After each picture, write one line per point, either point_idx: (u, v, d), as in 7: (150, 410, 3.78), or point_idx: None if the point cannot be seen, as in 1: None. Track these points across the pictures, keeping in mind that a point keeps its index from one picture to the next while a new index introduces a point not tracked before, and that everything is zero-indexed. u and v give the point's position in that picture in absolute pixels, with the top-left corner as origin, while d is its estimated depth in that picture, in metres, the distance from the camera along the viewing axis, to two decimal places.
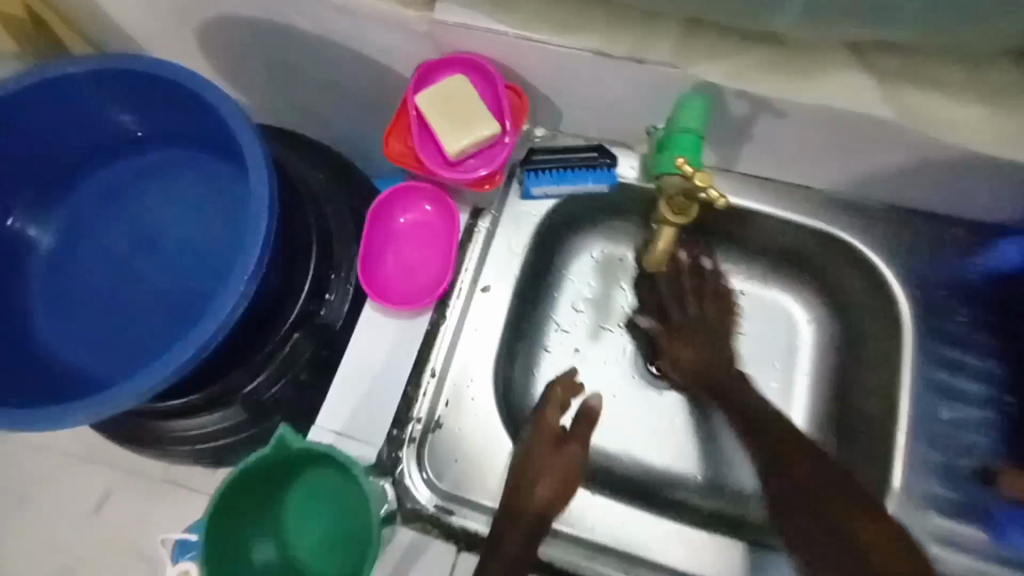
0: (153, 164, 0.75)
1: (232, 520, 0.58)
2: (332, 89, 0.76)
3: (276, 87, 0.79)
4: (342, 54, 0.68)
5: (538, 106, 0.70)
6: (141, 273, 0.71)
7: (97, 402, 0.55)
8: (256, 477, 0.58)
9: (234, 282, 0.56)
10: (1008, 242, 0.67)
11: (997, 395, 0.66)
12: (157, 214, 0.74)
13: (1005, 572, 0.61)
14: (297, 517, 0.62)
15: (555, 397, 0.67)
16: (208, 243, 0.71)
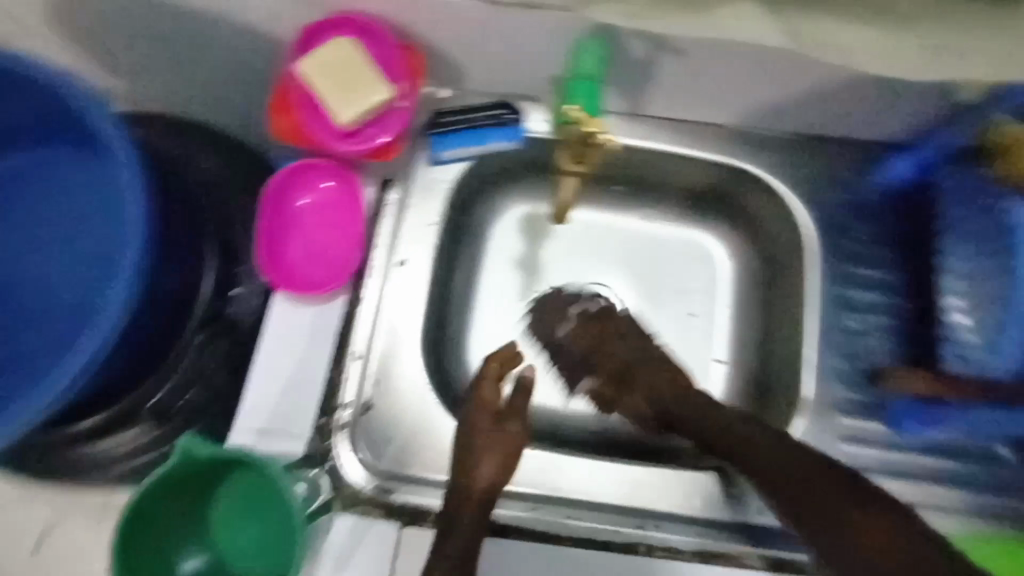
0: (18, 165, 0.67)
1: (149, 537, 0.56)
2: (207, 63, 0.68)
3: (142, 65, 0.70)
4: (206, 22, 0.60)
5: (437, 64, 0.65)
6: (16, 287, 0.64)
7: None
8: (168, 491, 0.56)
9: (115, 289, 0.51)
10: (899, 158, 0.68)
11: (899, 304, 0.71)
12: (26, 222, 0.66)
13: (905, 455, 0.67)
14: (225, 527, 0.59)
15: (490, 371, 0.65)
16: (91, 249, 0.65)
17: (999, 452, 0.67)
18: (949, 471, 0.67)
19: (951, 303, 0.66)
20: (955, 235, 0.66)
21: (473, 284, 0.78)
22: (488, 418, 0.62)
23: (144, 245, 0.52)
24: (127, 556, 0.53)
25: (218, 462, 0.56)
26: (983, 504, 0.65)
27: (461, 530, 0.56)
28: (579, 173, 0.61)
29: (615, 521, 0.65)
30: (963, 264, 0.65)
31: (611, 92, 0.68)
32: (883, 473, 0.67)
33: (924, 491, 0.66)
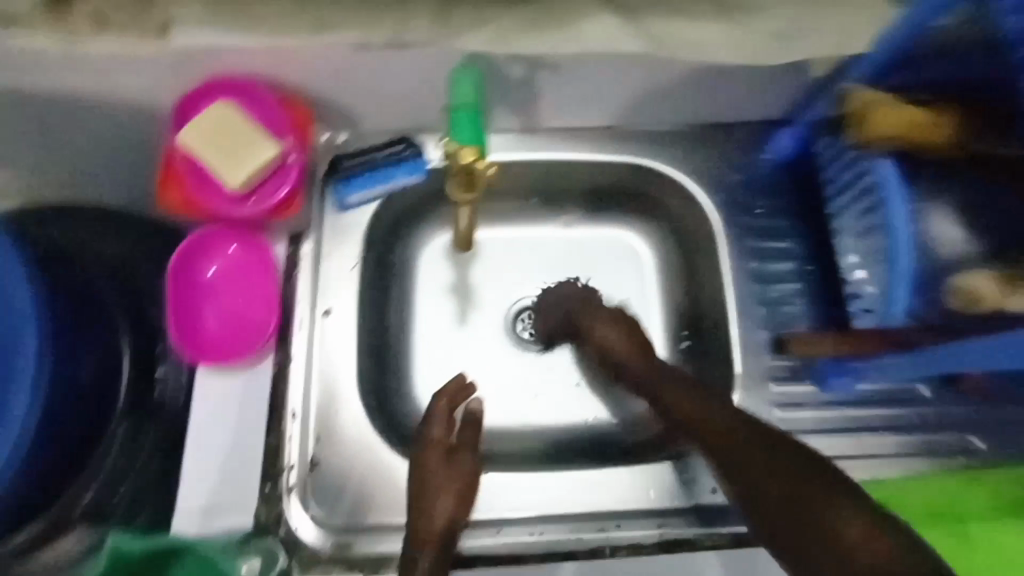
0: None
1: None
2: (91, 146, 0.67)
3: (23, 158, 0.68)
4: (80, 102, 0.59)
5: (327, 112, 0.66)
6: None
7: None
8: None
9: (17, 397, 0.50)
10: (782, 132, 0.73)
11: (806, 268, 0.75)
12: None
13: (838, 413, 0.71)
14: None
15: (438, 409, 0.66)
16: None
17: (919, 392, 0.72)
18: (876, 418, 0.71)
19: (850, 262, 0.68)
20: (838, 193, 0.68)
21: (406, 319, 0.78)
22: (440, 456, 0.63)
23: (42, 347, 0.51)
24: None
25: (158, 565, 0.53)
26: (909, 442, 0.71)
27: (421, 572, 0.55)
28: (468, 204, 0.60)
29: (578, 529, 0.69)
30: (851, 224, 0.67)
31: (502, 111, 0.71)
32: (821, 433, 0.71)
33: (858, 442, 0.71)
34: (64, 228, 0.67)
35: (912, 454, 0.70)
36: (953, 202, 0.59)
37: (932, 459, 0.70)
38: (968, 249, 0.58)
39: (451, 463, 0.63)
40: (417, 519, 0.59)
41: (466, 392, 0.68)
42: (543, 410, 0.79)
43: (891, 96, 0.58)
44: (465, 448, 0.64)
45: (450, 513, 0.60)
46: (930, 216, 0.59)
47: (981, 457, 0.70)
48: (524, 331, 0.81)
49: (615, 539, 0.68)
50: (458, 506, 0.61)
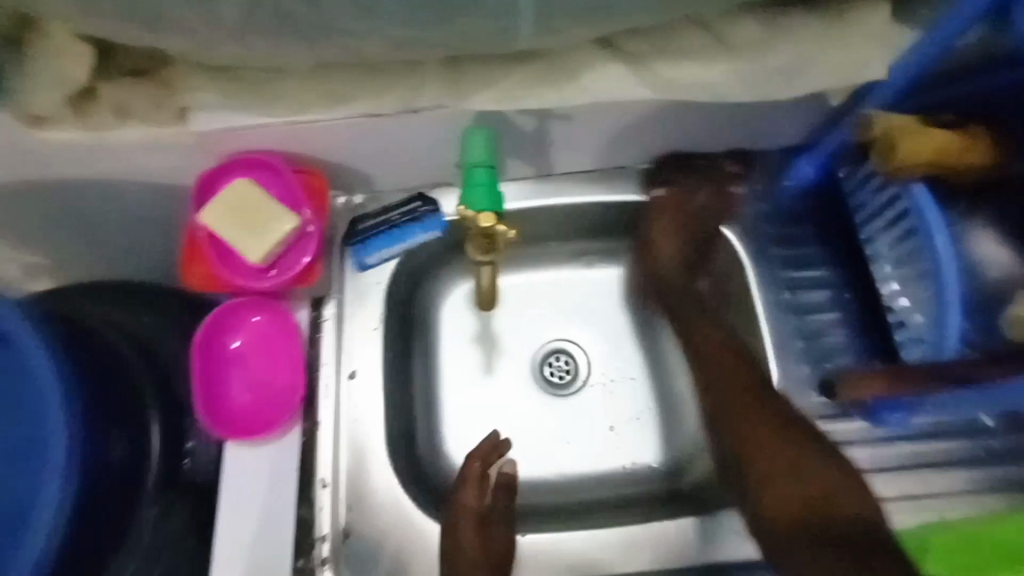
0: None
1: None
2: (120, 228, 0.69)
3: (56, 245, 0.71)
4: (107, 189, 0.61)
5: (344, 177, 0.67)
6: None
7: None
8: None
9: (45, 489, 0.50)
10: (801, 159, 0.70)
11: (842, 295, 0.72)
12: None
13: (894, 450, 0.67)
14: None
15: (471, 473, 0.65)
16: None
17: (984, 423, 0.67)
18: (937, 453, 0.66)
19: (892, 290, 0.64)
20: (870, 219, 0.66)
21: (432, 374, 0.77)
22: (474, 524, 0.62)
23: (68, 441, 0.51)
24: None
25: None
26: (980, 478, 0.65)
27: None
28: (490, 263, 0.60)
29: None
30: (888, 250, 0.64)
31: (514, 162, 0.71)
32: (879, 473, 0.66)
33: (922, 480, 0.66)
34: (90, 301, 0.68)
35: (983, 491, 0.65)
36: (993, 225, 0.57)
37: (1006, 495, 0.65)
38: (1016, 269, 0.56)
39: (484, 531, 0.63)
40: None
41: (497, 451, 0.66)
42: (577, 458, 0.76)
43: (915, 121, 0.55)
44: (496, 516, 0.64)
45: None
46: (970, 241, 0.57)
47: None
48: (553, 375, 0.79)
49: None
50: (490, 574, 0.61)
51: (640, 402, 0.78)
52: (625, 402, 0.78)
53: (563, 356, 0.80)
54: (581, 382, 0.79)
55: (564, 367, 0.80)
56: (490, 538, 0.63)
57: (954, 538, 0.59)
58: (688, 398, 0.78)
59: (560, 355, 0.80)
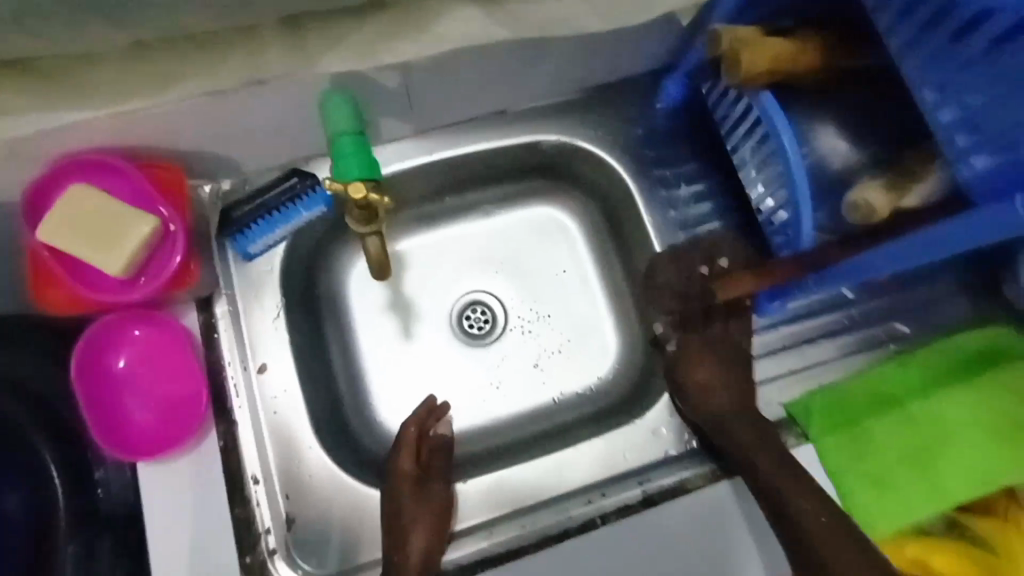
0: None
1: None
2: None
3: None
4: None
5: (203, 164, 0.62)
6: None
7: None
8: None
9: None
10: (669, 80, 0.74)
11: (722, 202, 0.77)
12: None
13: (777, 334, 0.75)
14: None
15: (403, 439, 0.67)
16: None
17: (845, 295, 0.76)
18: (811, 330, 0.75)
19: (759, 192, 0.70)
20: (731, 129, 0.70)
21: (349, 349, 0.76)
22: (414, 485, 0.64)
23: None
24: None
25: None
26: (844, 342, 0.75)
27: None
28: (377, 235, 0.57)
29: (564, 507, 0.71)
30: (751, 156, 0.69)
31: (390, 122, 0.69)
32: (765, 354, 0.75)
33: (801, 354, 0.75)
34: None
35: (849, 351, 0.75)
36: (834, 118, 0.62)
37: (866, 350, 0.75)
38: (852, 158, 0.61)
39: (424, 491, 0.64)
40: (401, 547, 0.61)
41: (436, 411, 0.69)
42: (506, 399, 0.79)
43: (756, 31, 0.57)
44: (436, 476, 0.66)
45: (428, 539, 0.62)
46: (815, 136, 0.62)
47: (906, 338, 0.76)
48: (471, 327, 0.81)
49: (603, 505, 0.71)
50: (436, 531, 0.63)
51: (558, 334, 0.82)
52: (545, 339, 0.82)
53: (478, 307, 0.82)
54: (500, 327, 0.81)
55: (481, 318, 0.81)
56: (427, 498, 0.65)
57: (821, 401, 0.71)
58: (602, 322, 0.82)
59: (476, 307, 0.82)
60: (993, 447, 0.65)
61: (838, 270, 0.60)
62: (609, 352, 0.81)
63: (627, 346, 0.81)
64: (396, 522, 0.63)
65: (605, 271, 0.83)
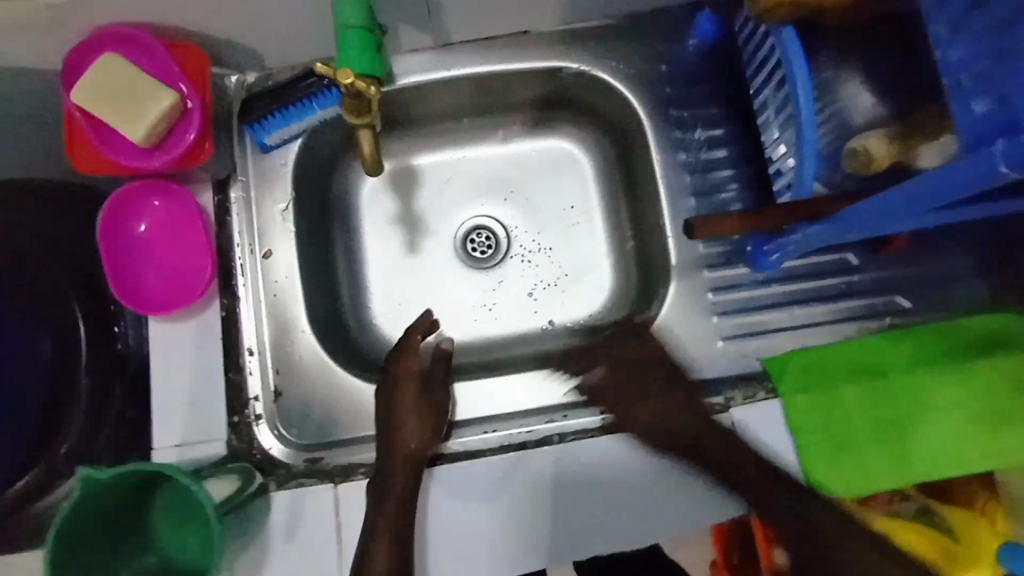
0: None
1: (83, 547, 0.52)
2: None
3: None
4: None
5: (229, 52, 0.65)
6: None
7: None
8: (96, 512, 0.52)
9: None
10: (702, 15, 0.72)
11: (737, 152, 0.75)
12: None
13: (768, 291, 0.74)
14: (171, 529, 0.57)
15: (413, 345, 0.70)
16: None
17: (849, 260, 0.75)
18: (807, 290, 0.75)
19: (773, 139, 0.69)
20: (757, 71, 0.68)
21: (354, 253, 0.81)
22: (414, 386, 0.68)
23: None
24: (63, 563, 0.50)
25: (127, 482, 0.52)
26: (840, 308, 0.74)
27: (396, 482, 0.61)
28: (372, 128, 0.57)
29: (528, 421, 0.72)
30: (771, 100, 0.67)
31: (408, 31, 0.70)
32: (755, 308, 0.74)
33: (792, 313, 0.74)
34: None
35: (842, 317, 0.74)
36: (861, 69, 0.58)
37: (860, 320, 0.74)
38: (875, 113, 0.58)
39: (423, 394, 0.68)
40: (393, 433, 0.65)
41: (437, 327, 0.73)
42: (497, 322, 0.82)
43: None
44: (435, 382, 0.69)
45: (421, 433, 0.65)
46: (839, 86, 0.59)
47: (907, 314, 0.74)
48: (473, 251, 0.83)
49: (571, 425, 0.70)
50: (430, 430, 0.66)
51: (556, 267, 0.84)
52: (542, 269, 0.84)
53: (482, 231, 0.84)
54: (500, 251, 0.84)
55: (483, 242, 0.84)
56: (431, 406, 0.68)
57: (798, 353, 0.71)
58: (600, 260, 0.83)
59: (479, 231, 0.84)
60: (970, 428, 0.65)
61: (837, 220, 0.58)
62: (602, 292, 0.83)
63: (622, 288, 0.82)
64: (388, 413, 0.67)
65: (612, 210, 0.83)
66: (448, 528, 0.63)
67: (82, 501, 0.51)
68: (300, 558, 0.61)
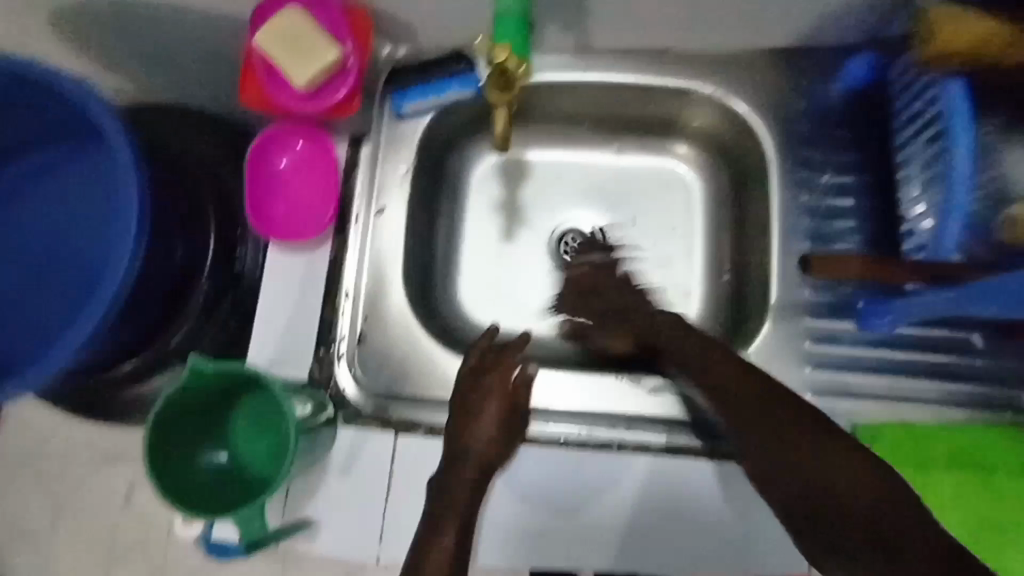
0: (33, 169, 0.73)
1: (177, 426, 0.58)
2: (189, 67, 0.75)
3: (137, 75, 0.77)
4: (169, 14, 0.66)
5: (390, 23, 0.71)
6: (41, 264, 0.71)
7: (13, 387, 0.58)
8: (193, 398, 0.58)
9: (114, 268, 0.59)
10: (854, 59, 0.71)
11: (864, 204, 0.72)
12: (40, 211, 0.72)
13: (874, 354, 0.69)
14: (249, 435, 0.62)
15: (504, 358, 0.65)
16: (96, 239, 0.71)
17: (973, 342, 0.69)
18: (916, 362, 0.69)
19: (913, 197, 0.68)
20: (907, 123, 0.68)
21: (455, 229, 0.84)
22: (502, 401, 0.62)
23: (136, 252, 0.59)
24: (158, 438, 0.56)
25: (223, 380, 0.58)
26: (953, 391, 0.68)
27: (461, 488, 0.55)
28: (508, 107, 0.61)
29: (591, 424, 0.71)
30: (918, 156, 0.67)
31: (554, 28, 0.72)
32: (853, 370, 0.69)
33: (895, 384, 0.69)
34: (164, 120, 0.76)
35: (956, 402, 0.68)
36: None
37: (975, 410, 0.67)
38: None
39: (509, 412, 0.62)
40: (464, 438, 0.59)
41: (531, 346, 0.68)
42: None
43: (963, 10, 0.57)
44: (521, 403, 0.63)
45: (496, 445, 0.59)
46: (998, 159, 0.62)
47: None
48: (567, 252, 0.84)
49: (632, 440, 0.70)
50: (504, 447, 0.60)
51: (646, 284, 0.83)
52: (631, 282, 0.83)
53: (579, 235, 0.85)
54: None
55: (577, 245, 0.84)
56: (509, 424, 0.61)
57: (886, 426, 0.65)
58: (691, 287, 0.82)
59: (576, 234, 0.85)
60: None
61: (966, 290, 0.59)
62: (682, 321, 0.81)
63: (706, 320, 0.80)
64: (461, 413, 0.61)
65: (715, 238, 0.82)
66: (511, 492, 0.67)
67: (183, 387, 0.56)
68: (353, 488, 0.66)
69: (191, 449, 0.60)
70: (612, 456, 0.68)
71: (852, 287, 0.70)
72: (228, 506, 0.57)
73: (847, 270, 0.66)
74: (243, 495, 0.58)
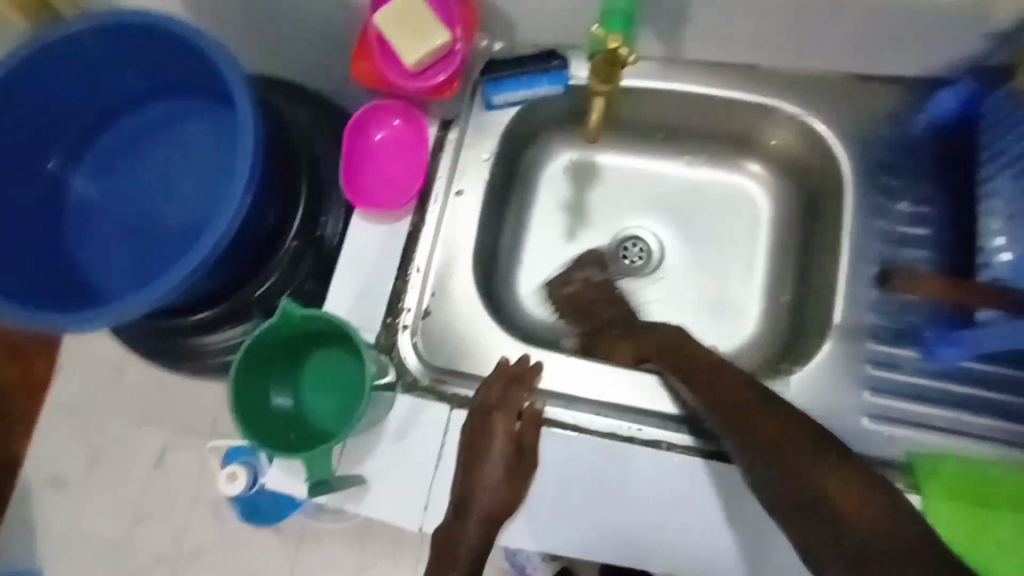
0: (149, 120, 0.78)
1: (257, 366, 0.64)
2: (299, 41, 0.80)
3: (250, 46, 0.83)
4: None
5: (492, 17, 0.75)
6: (149, 208, 0.76)
7: (110, 312, 0.61)
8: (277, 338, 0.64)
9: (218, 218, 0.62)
10: (943, 92, 0.71)
11: (940, 236, 0.72)
12: (152, 159, 0.78)
13: (939, 385, 0.68)
14: (314, 386, 0.68)
15: (510, 395, 0.66)
16: (201, 191, 0.76)
17: None
18: (983, 398, 0.68)
19: (992, 229, 0.67)
20: (994, 158, 0.68)
21: (523, 220, 0.87)
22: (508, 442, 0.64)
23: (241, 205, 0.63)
24: (242, 376, 0.62)
25: (308, 325, 0.64)
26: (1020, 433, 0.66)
27: (467, 538, 0.59)
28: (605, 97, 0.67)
29: (640, 420, 0.71)
30: (1004, 191, 0.67)
31: (648, 36, 0.74)
32: (916, 400, 0.68)
33: (959, 418, 0.67)
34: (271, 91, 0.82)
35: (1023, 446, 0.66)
36: None
37: None
38: None
39: (520, 453, 0.64)
40: (472, 473, 0.62)
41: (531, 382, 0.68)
42: None
43: None
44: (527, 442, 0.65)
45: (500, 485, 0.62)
46: None
47: None
48: (628, 257, 0.86)
49: (683, 439, 0.69)
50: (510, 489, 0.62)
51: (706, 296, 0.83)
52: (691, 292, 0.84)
53: (640, 242, 0.86)
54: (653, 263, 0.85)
55: (637, 251, 0.86)
56: (519, 466, 0.63)
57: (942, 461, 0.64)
58: (750, 303, 0.82)
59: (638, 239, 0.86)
60: None
61: None
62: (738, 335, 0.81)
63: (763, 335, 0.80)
64: (471, 454, 0.63)
65: (779, 256, 0.83)
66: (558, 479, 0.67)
67: (270, 327, 0.63)
68: (403, 455, 0.67)
69: (264, 391, 0.65)
70: (658, 456, 0.68)
71: (922, 315, 0.70)
72: (293, 447, 0.63)
73: (929, 291, 0.67)
74: (306, 441, 0.64)
